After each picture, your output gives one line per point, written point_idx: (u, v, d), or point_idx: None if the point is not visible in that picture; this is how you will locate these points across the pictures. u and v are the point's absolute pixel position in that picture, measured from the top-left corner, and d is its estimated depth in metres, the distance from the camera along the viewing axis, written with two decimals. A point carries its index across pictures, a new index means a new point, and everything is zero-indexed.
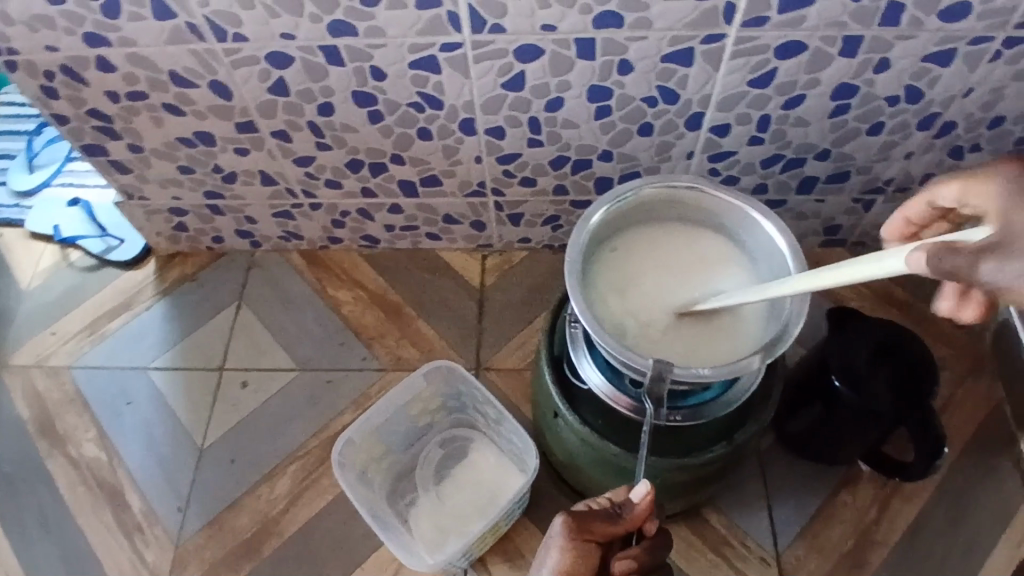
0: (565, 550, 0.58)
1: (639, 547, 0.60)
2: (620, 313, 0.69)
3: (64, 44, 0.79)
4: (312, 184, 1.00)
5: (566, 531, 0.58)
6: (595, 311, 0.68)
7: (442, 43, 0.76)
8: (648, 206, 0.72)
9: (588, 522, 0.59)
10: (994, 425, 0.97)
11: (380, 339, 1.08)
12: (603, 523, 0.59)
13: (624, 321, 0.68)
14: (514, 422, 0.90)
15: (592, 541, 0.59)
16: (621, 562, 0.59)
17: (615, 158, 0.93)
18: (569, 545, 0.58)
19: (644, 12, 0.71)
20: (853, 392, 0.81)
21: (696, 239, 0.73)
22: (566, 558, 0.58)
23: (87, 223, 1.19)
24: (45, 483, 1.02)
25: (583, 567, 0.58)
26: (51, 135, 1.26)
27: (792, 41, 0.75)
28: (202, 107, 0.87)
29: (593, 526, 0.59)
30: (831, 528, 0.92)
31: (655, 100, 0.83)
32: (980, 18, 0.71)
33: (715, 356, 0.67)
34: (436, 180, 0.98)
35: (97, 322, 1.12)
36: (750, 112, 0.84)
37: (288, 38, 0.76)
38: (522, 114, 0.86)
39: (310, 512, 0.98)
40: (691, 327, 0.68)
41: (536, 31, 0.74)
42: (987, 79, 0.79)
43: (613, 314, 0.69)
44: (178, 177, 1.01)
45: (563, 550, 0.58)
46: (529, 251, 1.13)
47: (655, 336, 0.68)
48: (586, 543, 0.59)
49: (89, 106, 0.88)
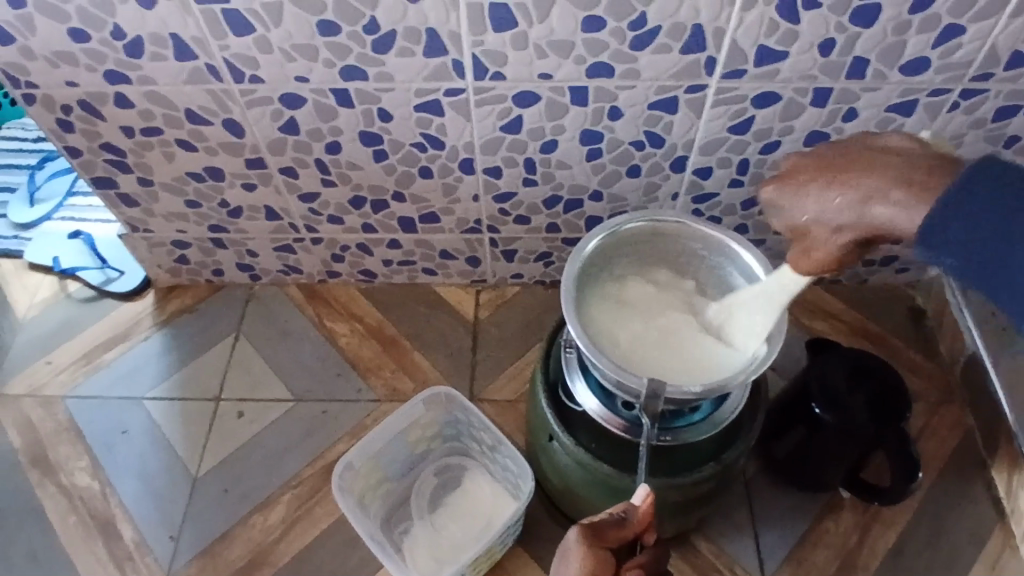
0: (583, 558, 0.60)
1: (645, 556, 0.63)
2: (601, 318, 0.74)
3: (85, 80, 0.84)
4: (315, 219, 1.05)
5: (582, 540, 0.61)
6: (586, 310, 0.74)
7: (446, 89, 0.82)
8: (656, 244, 0.79)
9: (599, 531, 0.62)
10: (967, 452, 1.01)
11: (376, 369, 1.11)
12: (614, 529, 0.62)
13: (599, 325, 0.74)
14: (510, 448, 0.92)
15: (607, 549, 0.62)
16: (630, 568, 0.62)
17: (605, 199, 0.98)
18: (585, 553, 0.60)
19: (633, 63, 0.78)
20: (833, 417, 0.86)
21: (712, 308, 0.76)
22: (586, 565, 0.60)
23: (87, 255, 1.21)
24: (33, 513, 1.01)
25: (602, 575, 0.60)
26: (54, 170, 1.30)
27: (769, 91, 0.82)
28: (214, 144, 0.92)
29: (604, 533, 0.62)
30: (816, 554, 0.95)
31: (642, 144, 0.89)
32: (937, 72, 0.79)
33: (704, 365, 0.71)
34: (434, 216, 1.03)
35: (93, 352, 1.13)
36: (730, 156, 0.91)
37: (303, 80, 0.82)
38: (519, 155, 0.92)
39: (304, 542, 0.98)
40: (653, 361, 0.72)
41: (534, 78, 0.80)
42: (947, 127, 0.87)
43: (596, 316, 0.74)
44: (184, 211, 1.04)
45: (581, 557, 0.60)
46: (521, 286, 1.17)
47: (619, 348, 0.72)
48: (603, 551, 0.61)
49: (104, 140, 0.93)
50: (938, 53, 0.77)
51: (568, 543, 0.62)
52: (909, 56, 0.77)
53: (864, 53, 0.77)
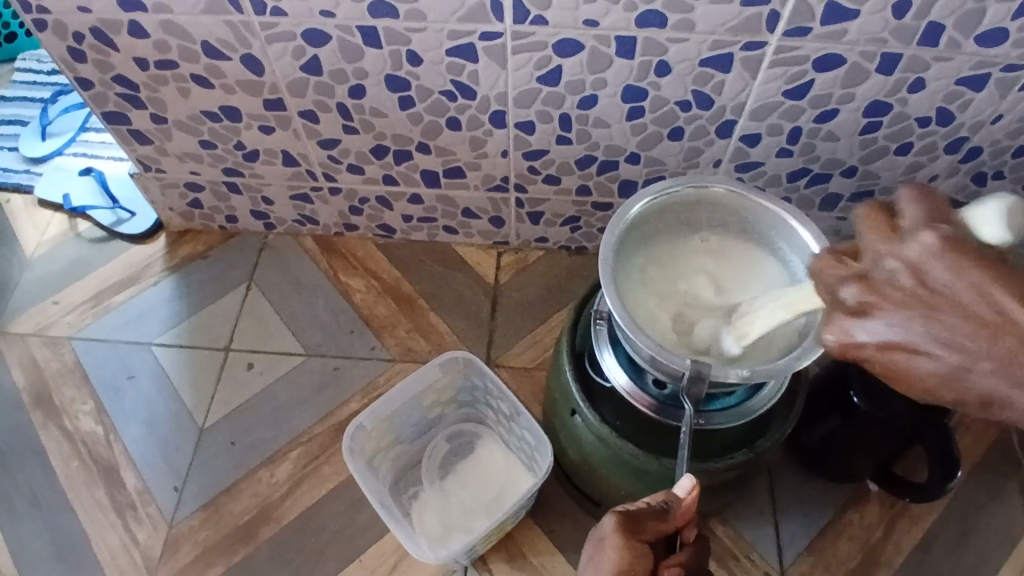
0: (620, 550, 0.57)
1: (684, 553, 0.60)
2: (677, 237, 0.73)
3: (97, 6, 0.78)
4: (334, 167, 1.00)
5: (620, 531, 0.57)
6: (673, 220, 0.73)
7: (482, 32, 0.76)
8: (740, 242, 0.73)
9: (638, 520, 0.58)
10: (1003, 451, 0.97)
11: (390, 329, 1.07)
12: (654, 521, 0.58)
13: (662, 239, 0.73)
14: (528, 418, 0.89)
15: (644, 540, 0.58)
16: (669, 569, 0.58)
17: (642, 161, 0.92)
18: (622, 544, 0.57)
19: (687, 14, 0.71)
20: (871, 407, 0.82)
21: None
22: (622, 556, 0.57)
23: (98, 194, 1.17)
24: (36, 456, 1.00)
25: (638, 569, 0.57)
26: (66, 104, 1.25)
27: (832, 54, 0.75)
28: (231, 81, 0.86)
29: (643, 524, 0.57)
30: (837, 546, 0.91)
31: (688, 105, 0.83)
32: (1017, 45, 0.72)
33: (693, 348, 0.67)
34: (460, 171, 0.98)
35: (102, 294, 1.10)
36: (782, 123, 0.85)
37: (327, 16, 0.76)
38: (554, 110, 0.86)
39: (309, 501, 0.96)
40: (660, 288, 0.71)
41: (578, 26, 0.74)
42: (1017, 106, 0.80)
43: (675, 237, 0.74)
44: (198, 152, 1.00)
45: (617, 548, 0.57)
46: (545, 251, 1.12)
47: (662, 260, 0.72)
48: (640, 542, 0.58)
49: (116, 72, 0.87)
50: (1020, 24, 0.69)
51: (604, 529, 0.58)
52: (986, 26, 0.70)
53: (940, 18, 0.70)
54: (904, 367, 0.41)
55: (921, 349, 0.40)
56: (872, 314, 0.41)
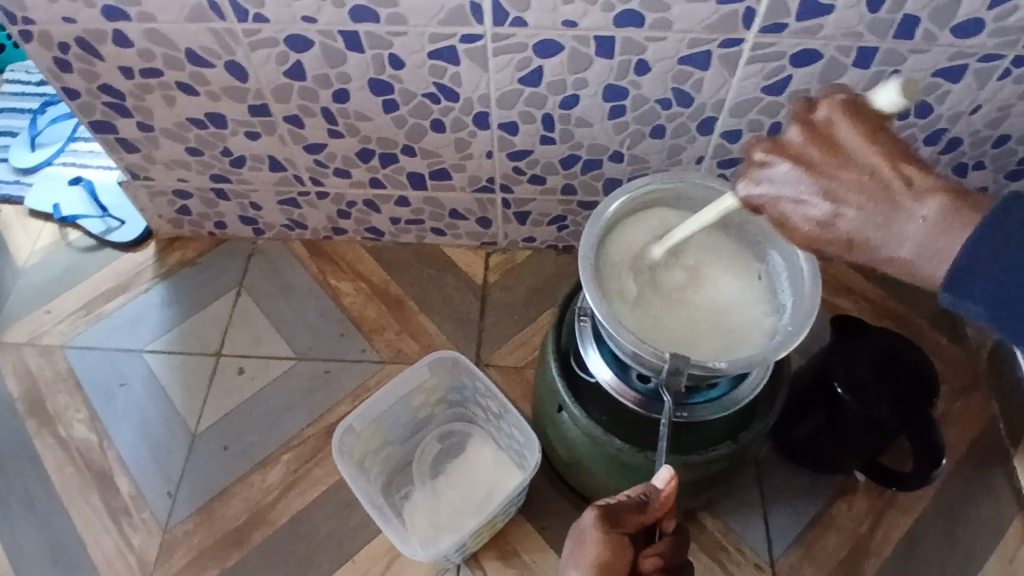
0: (600, 544, 0.57)
1: (663, 543, 0.61)
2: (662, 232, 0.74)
3: (81, 15, 0.78)
4: (320, 172, 1.00)
5: (599, 524, 0.58)
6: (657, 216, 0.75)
7: (463, 34, 0.77)
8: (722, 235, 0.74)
9: (618, 513, 0.58)
10: (989, 439, 0.98)
11: (380, 331, 1.08)
12: (634, 513, 0.59)
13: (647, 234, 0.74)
14: (516, 416, 0.89)
15: (625, 533, 0.59)
16: (649, 559, 0.60)
17: (626, 160, 0.93)
18: (603, 538, 0.57)
19: (665, 13, 0.72)
20: (855, 401, 0.83)
21: (709, 325, 0.69)
22: (603, 550, 0.57)
23: (88, 203, 1.17)
24: (30, 464, 1.00)
25: (619, 561, 0.58)
26: (55, 114, 1.25)
27: (809, 49, 0.76)
28: (216, 88, 0.87)
29: (622, 517, 0.58)
30: (826, 537, 0.92)
31: (669, 102, 0.84)
32: (991, 36, 0.73)
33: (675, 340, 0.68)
34: (446, 173, 0.98)
35: (93, 302, 1.11)
36: (762, 119, 0.86)
37: (309, 21, 0.76)
38: (537, 110, 0.86)
39: (302, 504, 0.97)
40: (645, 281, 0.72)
41: (557, 26, 0.75)
42: (994, 97, 0.81)
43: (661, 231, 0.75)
44: (186, 159, 1.00)
45: (597, 542, 0.57)
46: (533, 251, 1.13)
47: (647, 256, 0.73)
48: (620, 535, 0.58)
49: (102, 81, 0.88)
50: (995, 14, 0.70)
51: (583, 523, 0.59)
52: (961, 18, 0.71)
53: (915, 11, 0.71)
54: (791, 211, 0.52)
55: (806, 196, 0.51)
56: (771, 166, 0.53)
